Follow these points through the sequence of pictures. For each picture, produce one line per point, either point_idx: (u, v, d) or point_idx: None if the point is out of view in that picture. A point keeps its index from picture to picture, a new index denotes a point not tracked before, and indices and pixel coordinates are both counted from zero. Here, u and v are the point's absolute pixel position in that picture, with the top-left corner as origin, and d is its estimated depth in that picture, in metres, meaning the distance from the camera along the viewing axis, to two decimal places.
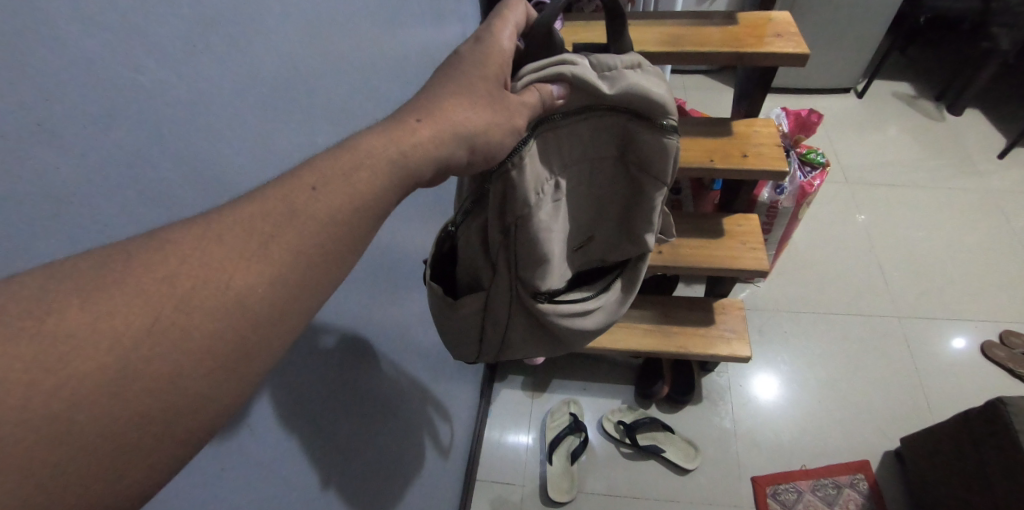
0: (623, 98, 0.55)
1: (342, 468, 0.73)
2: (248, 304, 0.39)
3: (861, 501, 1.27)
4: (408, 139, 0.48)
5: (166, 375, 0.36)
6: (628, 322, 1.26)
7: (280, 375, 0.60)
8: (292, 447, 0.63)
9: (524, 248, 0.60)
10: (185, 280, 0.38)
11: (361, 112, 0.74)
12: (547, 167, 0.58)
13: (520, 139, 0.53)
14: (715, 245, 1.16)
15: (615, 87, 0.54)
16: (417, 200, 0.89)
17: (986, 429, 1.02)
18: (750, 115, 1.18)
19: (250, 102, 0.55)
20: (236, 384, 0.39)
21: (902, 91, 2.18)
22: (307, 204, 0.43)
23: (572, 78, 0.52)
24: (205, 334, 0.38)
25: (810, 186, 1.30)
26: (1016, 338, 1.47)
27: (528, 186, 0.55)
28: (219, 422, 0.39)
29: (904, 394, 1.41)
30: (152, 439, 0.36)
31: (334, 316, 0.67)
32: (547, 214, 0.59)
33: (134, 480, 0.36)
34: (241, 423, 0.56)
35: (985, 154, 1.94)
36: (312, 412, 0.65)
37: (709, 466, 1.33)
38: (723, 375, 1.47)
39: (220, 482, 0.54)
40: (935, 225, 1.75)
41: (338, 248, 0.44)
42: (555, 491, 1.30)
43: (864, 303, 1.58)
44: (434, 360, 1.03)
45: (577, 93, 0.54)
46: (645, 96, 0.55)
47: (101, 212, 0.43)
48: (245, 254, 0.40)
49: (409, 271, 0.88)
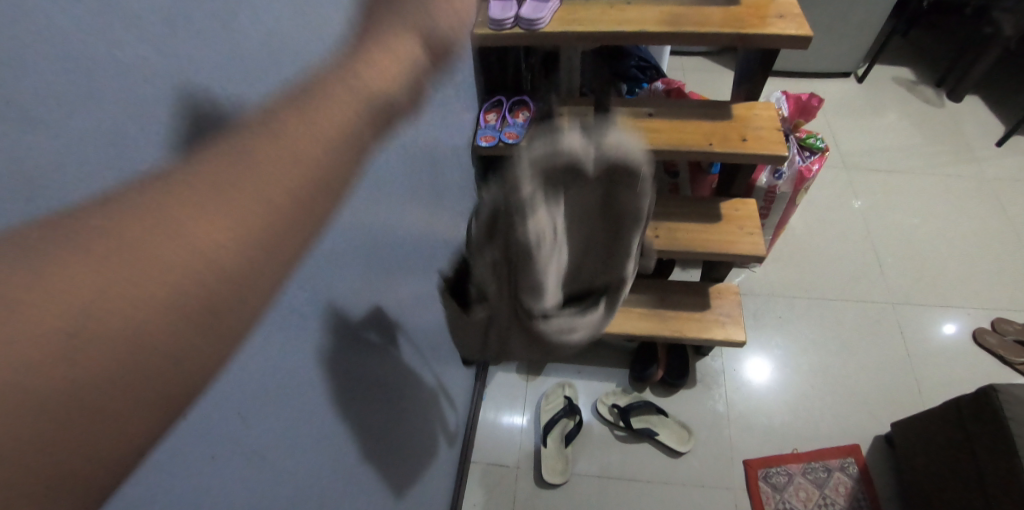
0: (613, 167, 0.57)
1: (348, 457, 0.71)
2: (220, 242, 0.30)
3: (850, 484, 1.29)
4: (377, 51, 0.40)
5: (119, 336, 0.26)
6: (624, 306, 1.26)
7: (292, 371, 0.57)
8: (300, 442, 0.60)
9: (529, 291, 0.62)
10: (129, 223, 0.28)
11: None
12: (549, 214, 0.56)
13: (525, 205, 0.54)
14: (713, 229, 1.16)
15: (605, 158, 0.56)
16: (418, 182, 0.87)
17: (978, 415, 1.02)
18: (750, 98, 1.16)
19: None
20: (209, 346, 0.30)
21: (902, 76, 2.16)
22: (286, 127, 0.34)
23: (568, 154, 0.53)
24: (162, 285, 0.28)
25: (808, 170, 1.29)
26: (1007, 324, 1.48)
27: (534, 243, 0.56)
28: (188, 395, 0.30)
29: (896, 379, 1.42)
30: (100, 422, 0.26)
31: (341, 306, 0.65)
32: (549, 265, 0.60)
33: (81, 475, 0.26)
34: (260, 422, 0.53)
35: (984, 141, 1.94)
36: (319, 403, 0.63)
37: (703, 449, 1.34)
38: (717, 358, 1.47)
39: (241, 482, 0.51)
40: (930, 211, 1.75)
41: (317, 179, 0.35)
42: (549, 472, 1.30)
43: (857, 289, 1.58)
44: (434, 341, 1.02)
45: (579, 169, 0.55)
46: (630, 163, 0.57)
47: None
48: (206, 185, 0.30)
49: (410, 257, 0.86)
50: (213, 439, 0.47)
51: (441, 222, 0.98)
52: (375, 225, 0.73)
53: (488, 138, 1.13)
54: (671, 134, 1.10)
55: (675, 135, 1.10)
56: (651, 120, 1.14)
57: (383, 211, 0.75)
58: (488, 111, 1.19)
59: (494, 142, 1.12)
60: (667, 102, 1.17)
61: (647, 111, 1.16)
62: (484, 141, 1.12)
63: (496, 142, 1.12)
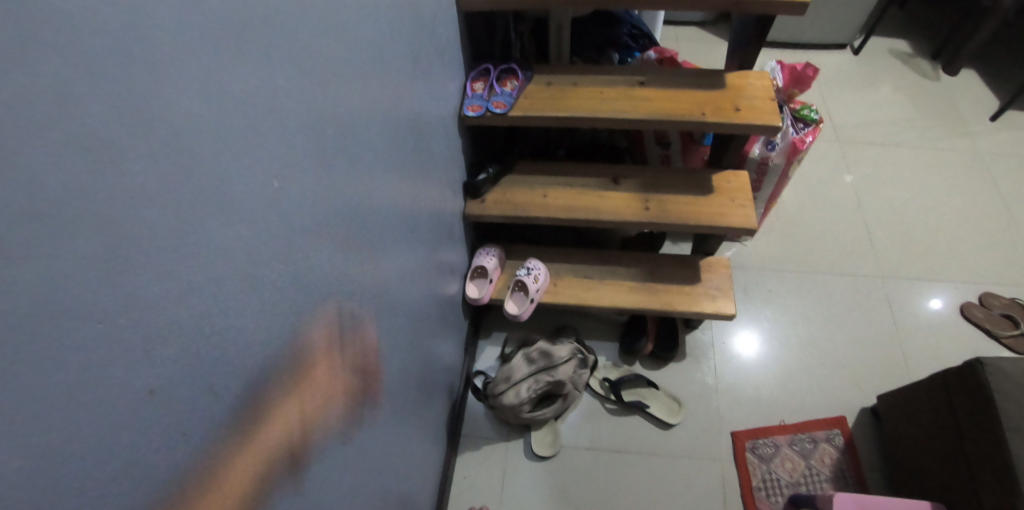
0: (555, 370, 1.25)
1: (337, 435, 0.71)
2: None
3: (835, 455, 1.30)
4: None
5: None
6: (614, 280, 1.25)
7: (274, 349, 0.55)
8: (289, 423, 0.59)
9: (512, 391, 1.24)
10: None
11: (354, 56, 0.67)
12: (524, 371, 1.25)
13: (511, 382, 1.23)
14: (704, 201, 1.15)
15: (554, 356, 1.25)
16: (403, 154, 0.84)
17: (964, 388, 1.03)
18: (745, 67, 1.14)
19: (239, 41, 0.48)
20: None
21: (898, 48, 2.13)
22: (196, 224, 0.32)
23: (539, 355, 1.25)
24: None
25: (801, 142, 1.27)
26: (994, 299, 1.49)
27: (512, 395, 1.23)
28: None
29: (882, 352, 1.43)
30: None
31: (321, 278, 0.63)
32: (520, 391, 1.23)
33: None
34: (240, 401, 0.51)
35: (977, 116, 1.93)
36: (306, 382, 0.62)
37: (692, 421, 1.35)
38: (707, 331, 1.48)
39: (225, 463, 0.50)
40: (922, 186, 1.74)
41: None
42: (539, 445, 1.32)
43: (848, 263, 1.58)
44: (423, 316, 1.01)
45: (543, 355, 1.25)
46: (561, 355, 1.26)
47: (80, 170, 0.35)
48: None
49: (395, 229, 0.83)
50: (189, 420, 0.45)
51: (427, 194, 0.96)
52: (357, 196, 0.70)
53: (475, 107, 1.09)
54: (663, 103, 1.08)
55: (667, 104, 1.08)
56: (643, 89, 1.11)
57: (365, 182, 0.72)
58: (476, 79, 1.15)
59: (482, 111, 1.09)
60: (660, 70, 1.14)
61: (638, 80, 1.13)
62: (471, 111, 1.09)
63: (484, 112, 1.09)
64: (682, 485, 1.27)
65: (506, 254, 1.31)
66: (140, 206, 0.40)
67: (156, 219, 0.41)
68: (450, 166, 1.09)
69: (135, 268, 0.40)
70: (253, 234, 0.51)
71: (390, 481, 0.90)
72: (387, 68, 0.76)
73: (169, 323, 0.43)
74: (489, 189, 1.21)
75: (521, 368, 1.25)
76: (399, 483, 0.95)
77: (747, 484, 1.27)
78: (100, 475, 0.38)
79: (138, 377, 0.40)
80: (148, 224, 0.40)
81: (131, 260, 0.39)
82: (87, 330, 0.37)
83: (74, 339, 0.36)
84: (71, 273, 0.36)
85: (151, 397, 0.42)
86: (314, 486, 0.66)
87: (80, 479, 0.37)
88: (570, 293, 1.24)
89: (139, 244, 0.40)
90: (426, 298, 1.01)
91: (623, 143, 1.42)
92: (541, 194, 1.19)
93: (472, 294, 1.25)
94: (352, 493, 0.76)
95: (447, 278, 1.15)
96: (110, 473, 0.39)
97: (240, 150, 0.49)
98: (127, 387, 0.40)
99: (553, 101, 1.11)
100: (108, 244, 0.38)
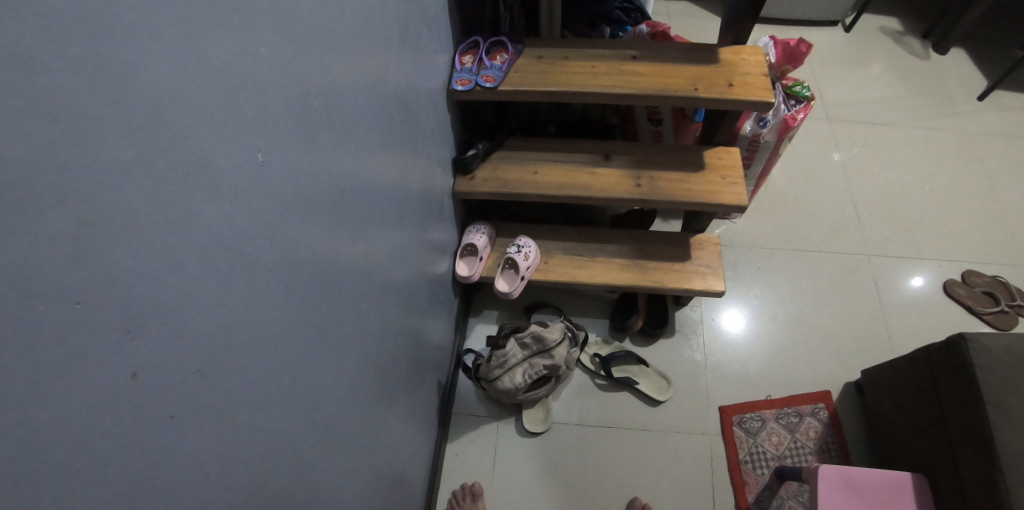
0: (550, 355, 1.22)
1: (328, 414, 0.70)
2: None
3: (820, 428, 1.33)
4: None
5: None
6: (604, 258, 1.25)
7: (261, 330, 0.55)
8: (278, 405, 0.59)
9: (504, 377, 1.23)
10: None
11: (340, 25, 0.65)
12: (517, 356, 1.23)
13: (504, 369, 1.23)
14: (695, 178, 1.15)
15: (549, 341, 1.21)
16: (391, 128, 0.83)
17: (946, 365, 1.05)
18: (739, 42, 1.13)
19: (217, 7, 0.46)
20: None
21: (889, 26, 2.12)
22: None
23: (531, 339, 1.22)
24: None
25: (793, 119, 1.28)
26: (976, 276, 1.52)
27: (505, 381, 1.23)
28: None
29: (867, 329, 1.45)
30: None
31: (309, 257, 0.62)
32: (513, 378, 1.23)
33: None
34: (228, 382, 0.50)
35: (966, 95, 1.93)
36: (294, 363, 0.61)
37: (681, 398, 1.36)
38: (696, 308, 1.49)
39: (211, 445, 0.49)
40: (910, 165, 1.75)
41: None
42: (531, 422, 1.33)
43: (836, 241, 1.59)
44: (412, 294, 1.00)
45: (537, 340, 1.22)
46: (555, 341, 1.22)
47: (48, 145, 0.34)
48: None
49: (383, 207, 0.82)
50: (175, 402, 0.44)
51: (416, 171, 0.95)
52: (343, 172, 0.69)
53: (464, 81, 1.08)
54: (656, 79, 1.07)
55: (660, 79, 1.07)
56: (635, 64, 1.10)
57: (352, 157, 0.71)
58: (465, 53, 1.13)
59: (471, 85, 1.07)
60: (652, 45, 1.13)
61: (630, 54, 1.12)
62: (460, 85, 1.07)
63: (473, 86, 1.07)
64: (670, 460, 1.29)
65: (496, 232, 1.31)
66: (117, 181, 0.38)
67: (135, 196, 0.40)
68: (439, 142, 1.07)
69: (116, 247, 0.39)
70: (236, 210, 0.50)
71: (380, 459, 0.91)
72: (373, 39, 0.73)
73: (150, 304, 0.41)
74: (479, 166, 1.19)
75: (513, 350, 1.23)
76: (391, 461, 0.95)
77: (734, 458, 1.29)
78: (82, 458, 0.38)
79: (117, 359, 0.39)
80: (125, 200, 0.39)
81: (107, 236, 0.38)
82: (63, 311, 0.36)
83: (47, 320, 0.35)
84: (43, 250, 0.34)
85: (134, 379, 0.41)
86: (305, 465, 0.66)
87: (61, 462, 0.36)
88: (560, 271, 1.24)
89: (116, 221, 0.38)
90: (416, 277, 1.01)
91: (614, 120, 1.41)
92: (532, 171, 1.18)
93: (463, 272, 1.26)
94: (343, 471, 0.76)
95: (437, 257, 1.14)
96: (92, 455, 0.38)
97: (221, 123, 0.47)
98: (109, 368, 0.39)
99: (543, 75, 1.09)
100: (81, 221, 0.36)
